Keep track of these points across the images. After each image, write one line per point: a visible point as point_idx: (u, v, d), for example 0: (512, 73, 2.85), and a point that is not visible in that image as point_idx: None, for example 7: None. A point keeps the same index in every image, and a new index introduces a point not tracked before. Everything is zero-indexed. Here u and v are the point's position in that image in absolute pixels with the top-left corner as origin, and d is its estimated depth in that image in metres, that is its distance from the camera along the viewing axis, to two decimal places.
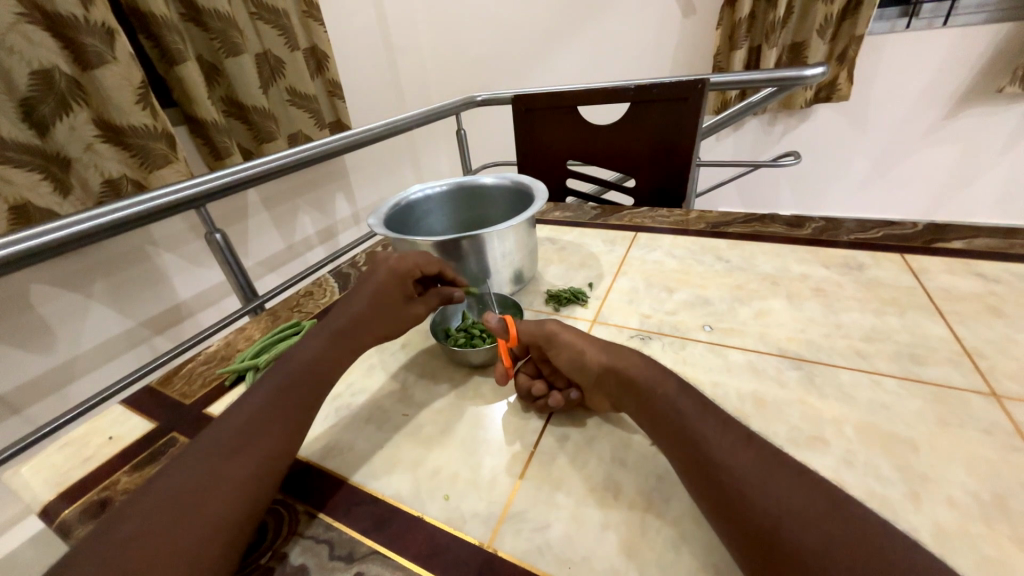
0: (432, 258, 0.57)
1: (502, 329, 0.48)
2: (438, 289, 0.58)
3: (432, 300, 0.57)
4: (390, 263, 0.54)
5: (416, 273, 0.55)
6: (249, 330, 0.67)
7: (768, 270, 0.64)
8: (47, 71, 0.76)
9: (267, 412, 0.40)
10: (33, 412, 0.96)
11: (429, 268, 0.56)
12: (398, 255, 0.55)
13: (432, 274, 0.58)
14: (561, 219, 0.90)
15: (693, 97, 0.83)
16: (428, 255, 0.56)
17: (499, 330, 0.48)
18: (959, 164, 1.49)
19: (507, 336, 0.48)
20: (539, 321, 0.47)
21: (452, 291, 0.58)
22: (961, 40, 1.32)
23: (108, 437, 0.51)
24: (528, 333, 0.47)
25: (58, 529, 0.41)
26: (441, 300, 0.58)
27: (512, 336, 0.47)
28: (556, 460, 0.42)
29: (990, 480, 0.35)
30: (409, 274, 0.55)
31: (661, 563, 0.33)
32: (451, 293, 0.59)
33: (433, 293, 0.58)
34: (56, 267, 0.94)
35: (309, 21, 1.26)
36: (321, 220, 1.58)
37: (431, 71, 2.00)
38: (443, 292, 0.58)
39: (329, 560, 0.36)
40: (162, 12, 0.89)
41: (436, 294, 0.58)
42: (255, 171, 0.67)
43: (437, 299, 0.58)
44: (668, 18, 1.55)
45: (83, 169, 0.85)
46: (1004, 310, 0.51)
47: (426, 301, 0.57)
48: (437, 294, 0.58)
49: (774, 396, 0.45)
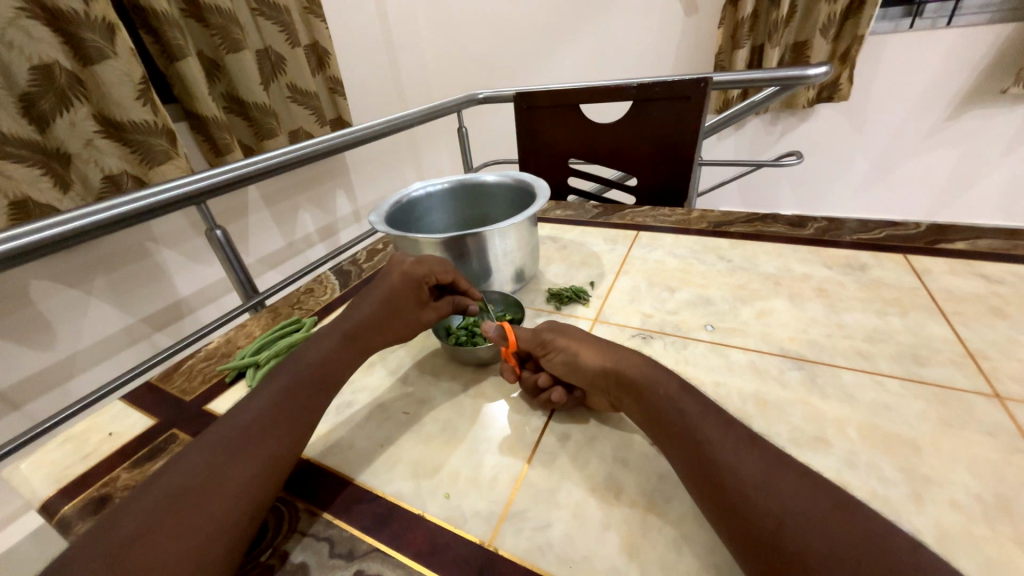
0: (449, 267, 0.56)
1: (501, 335, 0.48)
2: (453, 298, 0.57)
3: (444, 308, 0.56)
4: (404, 266, 0.54)
5: (432, 280, 0.55)
6: (249, 327, 0.66)
7: (770, 270, 0.64)
8: (47, 66, 0.76)
9: (272, 412, 0.40)
10: (32, 408, 0.95)
11: (443, 276, 0.55)
12: (414, 259, 0.55)
13: (446, 282, 0.57)
14: (562, 217, 0.90)
15: (696, 96, 0.82)
16: (445, 263, 0.56)
17: (498, 336, 0.48)
18: (960, 165, 1.48)
19: (506, 342, 0.48)
20: (534, 329, 0.47)
21: (466, 302, 0.57)
22: (965, 40, 1.31)
23: (108, 433, 0.51)
24: (526, 339, 0.47)
25: (57, 525, 0.41)
26: (454, 309, 0.57)
27: (511, 342, 0.47)
28: (557, 459, 0.42)
29: (993, 482, 0.35)
30: (424, 280, 0.54)
31: (663, 563, 0.33)
32: (467, 305, 0.57)
33: (446, 301, 0.56)
34: (56, 263, 0.94)
35: (310, 18, 1.26)
36: (322, 217, 1.58)
37: (432, 68, 2.00)
38: (458, 301, 0.57)
39: (329, 558, 0.36)
40: (163, 7, 0.88)
41: (449, 302, 0.56)
42: (256, 168, 0.66)
43: (449, 306, 0.57)
44: (671, 16, 1.55)
45: (83, 165, 0.85)
46: (1007, 311, 0.51)
47: (438, 307, 0.56)
48: (450, 301, 0.57)
49: (776, 396, 0.45)
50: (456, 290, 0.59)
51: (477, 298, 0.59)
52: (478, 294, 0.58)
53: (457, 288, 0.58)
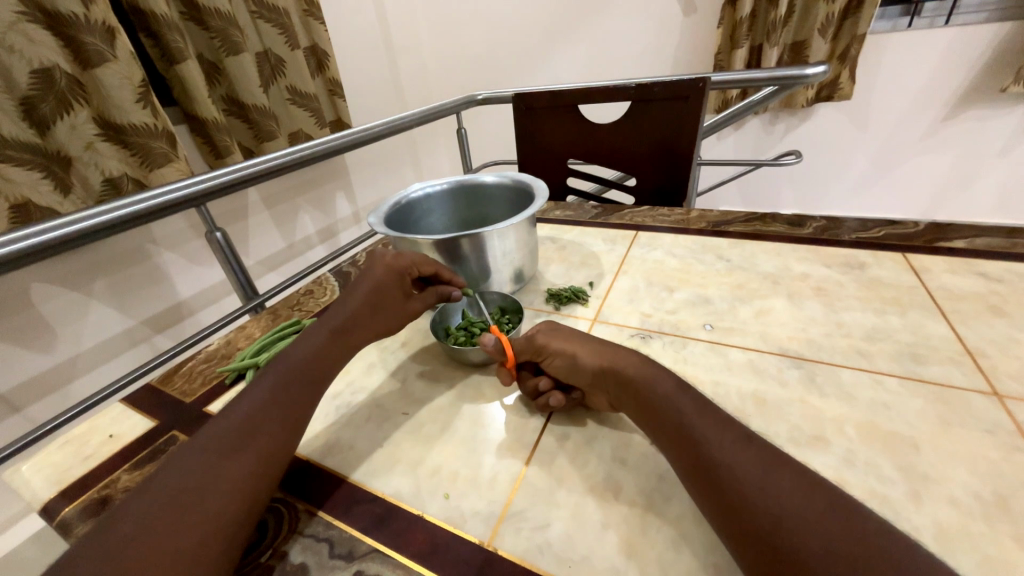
0: (429, 258, 0.57)
1: (499, 349, 0.47)
2: (436, 288, 0.58)
3: (430, 298, 0.57)
4: (386, 259, 0.55)
5: (413, 272, 0.56)
6: (249, 329, 0.67)
7: (768, 270, 0.64)
8: (47, 70, 0.76)
9: (265, 409, 0.40)
10: (34, 410, 0.96)
11: (426, 268, 0.57)
12: (393, 253, 0.56)
13: (429, 274, 0.58)
14: (562, 218, 0.90)
15: (694, 96, 0.83)
16: (425, 256, 0.57)
17: (496, 350, 0.47)
18: (959, 164, 1.48)
19: (505, 355, 0.47)
20: (528, 334, 0.47)
21: (449, 290, 0.58)
22: (962, 39, 1.31)
23: (108, 435, 0.51)
24: (522, 347, 0.47)
25: (58, 527, 0.41)
26: (439, 298, 0.58)
27: (509, 357, 0.47)
28: (556, 459, 0.42)
29: (993, 481, 0.35)
30: (406, 272, 0.55)
31: (661, 563, 0.33)
32: (449, 292, 0.58)
33: (430, 292, 0.58)
34: (57, 265, 0.94)
35: (309, 20, 1.26)
36: (321, 218, 1.58)
37: (432, 69, 2.00)
38: (441, 290, 0.58)
39: (329, 559, 0.36)
40: (162, 11, 0.88)
41: (434, 292, 0.58)
42: (255, 169, 0.66)
43: (435, 297, 0.58)
44: (669, 16, 1.55)
45: (83, 168, 0.85)
46: (1006, 309, 0.51)
47: (424, 298, 0.57)
48: (435, 291, 0.58)
49: (775, 396, 0.45)
50: (439, 281, 0.60)
51: (461, 285, 0.60)
52: (461, 282, 0.59)
53: (439, 278, 0.59)
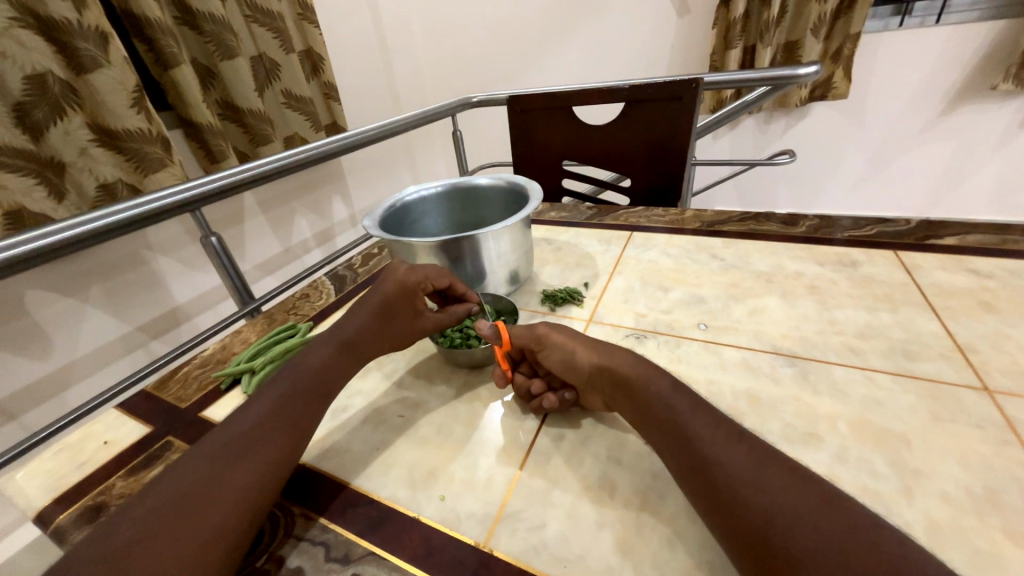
0: (444, 272, 0.56)
1: (495, 334, 0.47)
2: (454, 309, 0.56)
3: (445, 318, 0.55)
4: (399, 274, 0.53)
5: (426, 286, 0.55)
6: (245, 333, 0.67)
7: (762, 269, 0.65)
8: (41, 76, 0.76)
9: (269, 417, 0.40)
10: (30, 418, 0.95)
11: (439, 282, 0.55)
12: (408, 267, 0.54)
13: (444, 287, 0.57)
14: (557, 219, 0.91)
15: (688, 96, 0.83)
16: (440, 269, 0.56)
17: (492, 335, 0.47)
18: (954, 161, 1.49)
19: (500, 340, 0.47)
20: (529, 324, 0.47)
21: (465, 307, 0.57)
22: (954, 38, 1.32)
23: (103, 441, 0.51)
24: (519, 336, 0.47)
25: (53, 535, 0.41)
26: (455, 319, 0.56)
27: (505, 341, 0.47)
28: (552, 459, 0.42)
29: (984, 475, 0.35)
30: (418, 287, 0.54)
31: (657, 561, 0.33)
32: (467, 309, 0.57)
33: (448, 312, 0.56)
34: (53, 272, 0.94)
35: (303, 24, 1.26)
36: (317, 221, 1.58)
37: (427, 71, 2.01)
38: (460, 311, 0.56)
39: (325, 562, 0.36)
40: (156, 16, 0.88)
41: (452, 313, 0.56)
42: (248, 175, 0.66)
43: (450, 317, 0.56)
44: (662, 17, 1.56)
45: (77, 173, 0.85)
46: (996, 305, 0.52)
47: (438, 318, 0.55)
48: (454, 313, 0.56)
49: (769, 394, 0.45)
50: (455, 296, 0.59)
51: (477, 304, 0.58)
52: (477, 298, 0.58)
53: (455, 293, 0.58)
